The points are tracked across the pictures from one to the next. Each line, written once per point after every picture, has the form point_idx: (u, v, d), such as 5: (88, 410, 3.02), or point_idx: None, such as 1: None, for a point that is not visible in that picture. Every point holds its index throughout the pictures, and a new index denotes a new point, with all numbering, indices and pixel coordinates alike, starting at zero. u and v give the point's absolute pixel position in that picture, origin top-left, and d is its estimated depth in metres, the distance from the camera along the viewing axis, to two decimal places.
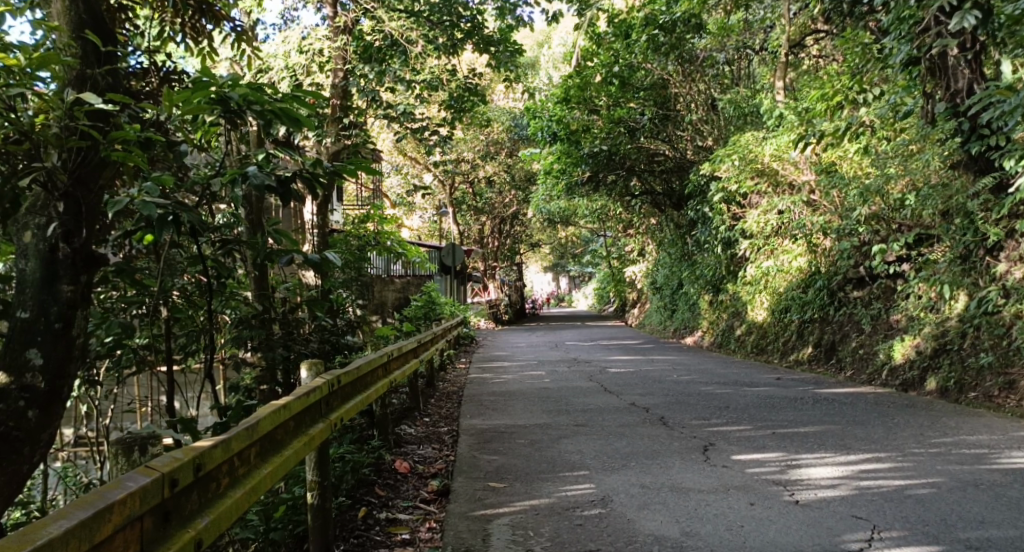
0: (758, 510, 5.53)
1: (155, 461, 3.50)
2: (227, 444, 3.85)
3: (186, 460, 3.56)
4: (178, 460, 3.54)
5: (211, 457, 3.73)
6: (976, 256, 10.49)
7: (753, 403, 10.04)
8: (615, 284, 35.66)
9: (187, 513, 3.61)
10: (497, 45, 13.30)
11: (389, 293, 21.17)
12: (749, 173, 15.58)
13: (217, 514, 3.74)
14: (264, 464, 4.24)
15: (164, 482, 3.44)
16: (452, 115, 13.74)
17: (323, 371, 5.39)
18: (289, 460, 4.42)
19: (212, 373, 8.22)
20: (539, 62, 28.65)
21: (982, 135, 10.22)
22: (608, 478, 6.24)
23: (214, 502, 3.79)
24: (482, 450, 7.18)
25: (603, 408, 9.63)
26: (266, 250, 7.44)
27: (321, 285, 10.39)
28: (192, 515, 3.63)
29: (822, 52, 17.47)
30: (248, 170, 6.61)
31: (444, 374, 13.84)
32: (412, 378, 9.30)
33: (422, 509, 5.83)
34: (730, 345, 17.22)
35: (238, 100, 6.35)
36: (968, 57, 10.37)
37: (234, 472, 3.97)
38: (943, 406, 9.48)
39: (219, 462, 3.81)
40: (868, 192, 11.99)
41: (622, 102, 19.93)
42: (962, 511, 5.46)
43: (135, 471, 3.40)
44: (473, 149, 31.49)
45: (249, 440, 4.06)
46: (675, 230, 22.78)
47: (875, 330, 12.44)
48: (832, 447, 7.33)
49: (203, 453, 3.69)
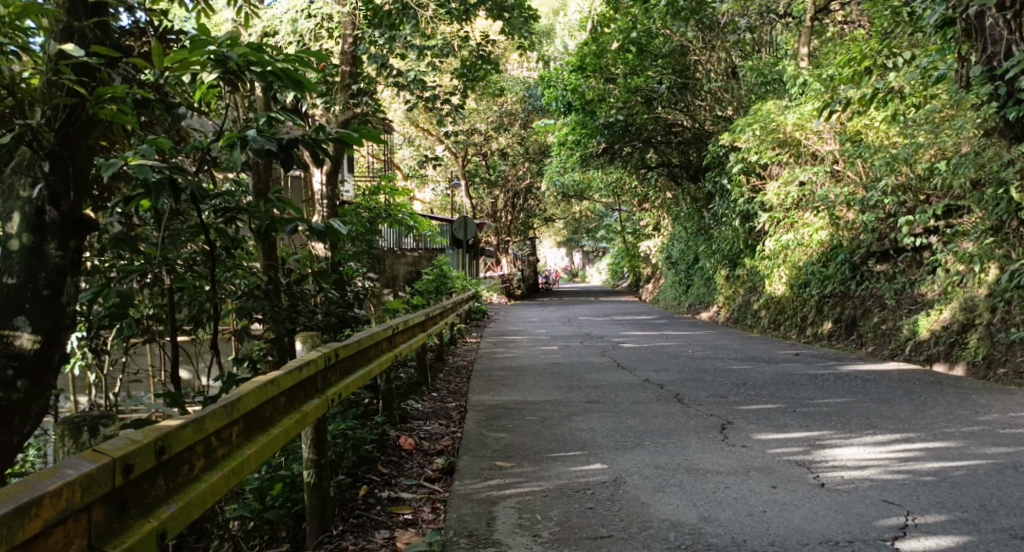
0: (781, 493, 5.25)
1: (107, 444, 3.24)
2: (200, 424, 3.59)
3: (145, 443, 3.29)
4: (135, 443, 3.27)
5: (178, 439, 3.46)
6: (1009, 227, 10.13)
7: (773, 379, 9.76)
8: (630, 260, 35.42)
9: (151, 500, 3.36)
10: (510, 10, 12.95)
11: (401, 266, 20.87)
12: (770, 143, 15.20)
13: (186, 500, 3.48)
14: (248, 444, 3.98)
15: (116, 468, 3.17)
16: (465, 84, 13.47)
17: (321, 344, 5.19)
18: (277, 438, 4.16)
19: (215, 345, 7.98)
20: (555, 31, 28.14)
21: (1019, 100, 9.86)
22: (621, 457, 5.97)
23: (183, 488, 3.53)
24: (490, 427, 6.92)
25: (619, 384, 9.37)
26: (269, 218, 7.15)
27: (330, 255, 10.16)
28: (154, 503, 3.37)
29: (848, 18, 17.00)
30: (248, 134, 6.30)
31: (454, 348, 13.63)
32: (421, 352, 9.03)
33: (425, 488, 5.59)
34: (747, 321, 16.92)
35: (237, 60, 6.02)
36: (1006, 16, 9.83)
37: (210, 454, 3.72)
38: (972, 383, 9.19)
39: (189, 444, 3.54)
40: (896, 161, 11.85)
41: (640, 70, 19.46)
42: (1001, 496, 5.16)
43: (82, 456, 3.14)
44: (486, 120, 31.01)
45: (227, 419, 3.80)
46: (691, 203, 22.52)
47: (899, 305, 12.11)
48: (858, 426, 7.04)
49: (167, 435, 3.42)
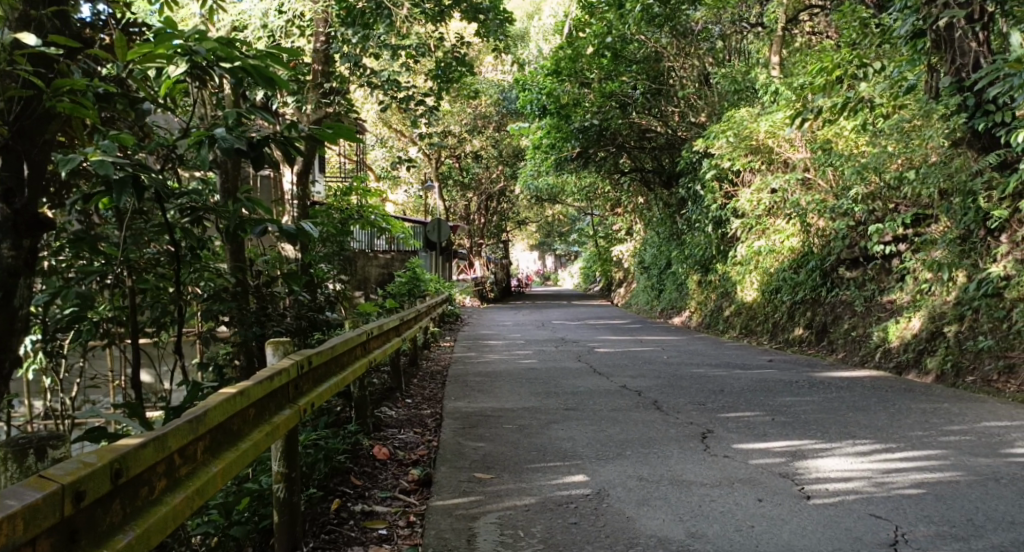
0: (768, 507, 5.11)
1: (56, 469, 3.04)
2: (161, 443, 3.39)
3: (98, 466, 3.09)
4: (88, 467, 3.07)
5: (136, 460, 3.26)
6: (977, 237, 10.21)
7: (748, 386, 9.66)
8: (602, 264, 35.38)
9: (105, 528, 3.15)
10: (486, 12, 12.76)
11: (372, 268, 20.62)
12: (743, 150, 15.12)
13: (146, 526, 3.27)
14: (214, 461, 3.77)
15: (65, 496, 2.97)
16: (439, 85, 13.25)
17: (293, 351, 4.95)
18: (245, 454, 3.95)
19: (180, 349, 7.74)
20: (529, 35, 28.04)
21: (987, 111, 9.92)
22: (602, 468, 5.82)
23: (143, 512, 3.32)
24: (467, 436, 6.74)
25: (594, 391, 9.22)
26: (237, 219, 6.93)
27: (299, 258, 9.94)
28: (109, 531, 3.16)
29: (817, 29, 17.05)
30: (217, 132, 6.08)
31: (427, 352, 13.44)
32: (394, 357, 8.83)
33: (401, 501, 5.40)
34: (718, 327, 16.83)
35: (205, 55, 5.85)
36: (976, 28, 9.99)
37: (174, 473, 3.51)
38: (942, 391, 9.14)
39: (148, 465, 3.33)
40: (866, 170, 11.84)
41: (614, 76, 19.49)
42: (987, 509, 5.06)
43: (28, 482, 2.94)
44: (460, 123, 30.80)
45: (192, 435, 3.59)
46: (663, 209, 22.43)
47: (869, 311, 12.07)
48: (837, 435, 6.94)
49: (124, 456, 3.21)
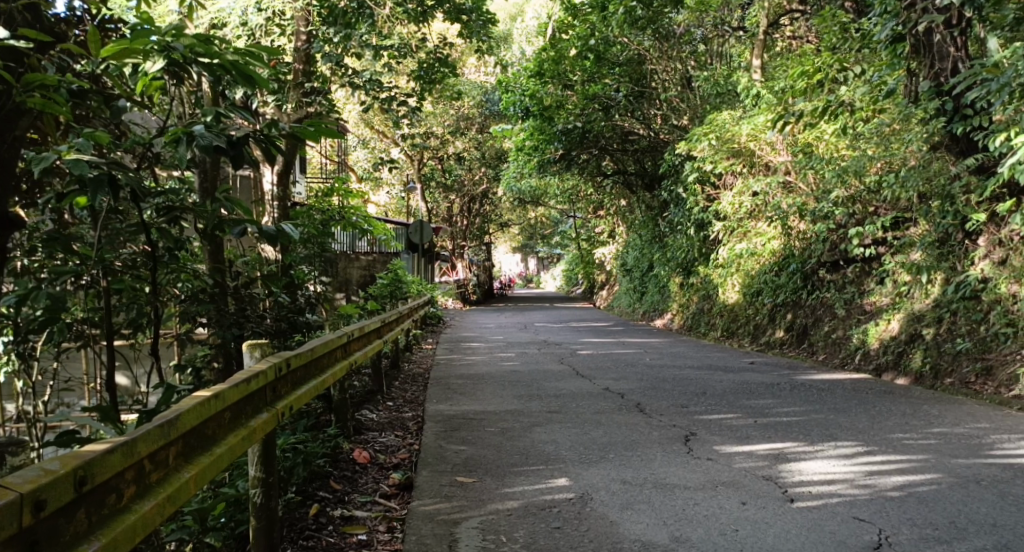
0: (751, 511, 5.06)
1: (16, 476, 2.94)
2: (129, 449, 3.30)
3: (61, 474, 3.00)
4: (50, 474, 2.97)
5: (102, 467, 3.17)
6: (955, 240, 10.26)
7: (730, 388, 9.64)
8: (585, 266, 35.40)
9: (70, 538, 3.06)
10: (469, 13, 12.69)
11: (353, 269, 20.51)
12: (724, 153, 15.11)
13: (112, 535, 3.18)
14: (187, 467, 3.67)
15: (26, 505, 2.88)
16: (421, 86, 13.14)
17: (270, 353, 4.86)
18: (220, 459, 3.86)
19: (156, 350, 7.63)
20: (512, 36, 27.98)
21: (965, 115, 9.90)
22: (585, 472, 5.76)
23: (110, 521, 3.23)
24: (449, 439, 6.66)
25: (576, 393, 9.16)
26: (216, 218, 6.82)
27: (280, 260, 9.83)
28: (74, 541, 3.06)
29: (797, 33, 17.09)
30: (195, 130, 5.99)
31: (408, 355, 13.35)
32: (375, 359, 8.74)
33: (381, 505, 5.32)
34: (700, 329, 16.82)
35: (183, 51, 5.78)
36: (954, 33, 9.98)
37: (144, 479, 3.42)
38: (921, 393, 9.15)
39: (115, 472, 3.24)
40: (846, 173, 11.88)
41: (597, 78, 19.57)
42: (970, 512, 5.03)
43: None
44: (443, 124, 30.73)
45: (162, 440, 3.50)
46: (645, 211, 22.41)
47: (849, 314, 12.08)
48: (819, 437, 6.92)
49: (90, 463, 3.12)
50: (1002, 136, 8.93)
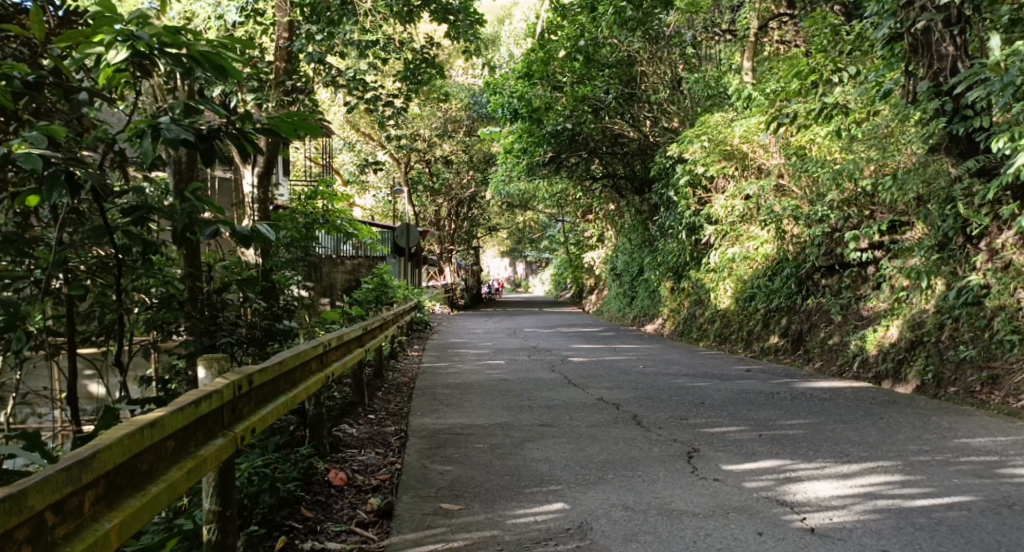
0: (768, 543, 4.60)
1: None
2: (15, 503, 2.92)
3: None
4: None
5: None
6: (956, 244, 9.82)
7: (729, 398, 9.18)
8: (573, 271, 34.97)
9: None
10: (456, 13, 12.07)
11: (337, 274, 20.06)
12: (717, 155, 14.61)
13: None
14: (110, 514, 3.28)
15: None
16: (409, 87, 12.51)
17: (231, 370, 4.38)
18: (155, 500, 3.45)
19: (123, 360, 7.11)
20: (500, 38, 27.51)
21: (966, 115, 9.48)
22: (583, 495, 5.30)
23: None
24: (433, 457, 6.19)
25: (568, 404, 8.69)
26: (186, 219, 6.30)
27: (258, 263, 9.28)
28: None
29: (785, 37, 16.72)
30: (161, 122, 5.44)
31: (392, 362, 12.85)
32: (356, 369, 8.24)
33: (357, 535, 4.87)
34: (692, 334, 16.38)
35: (149, 39, 5.28)
36: (953, 31, 9.54)
37: (43, 536, 3.04)
38: (926, 403, 8.73)
39: None
40: (840, 177, 11.46)
41: (586, 80, 18.97)
42: (1008, 542, 4.60)
43: None
44: (429, 126, 30.14)
45: (70, 488, 3.10)
46: (636, 215, 22.06)
47: (846, 319, 11.65)
48: (829, 453, 6.47)
49: None
50: (1003, 138, 8.43)
